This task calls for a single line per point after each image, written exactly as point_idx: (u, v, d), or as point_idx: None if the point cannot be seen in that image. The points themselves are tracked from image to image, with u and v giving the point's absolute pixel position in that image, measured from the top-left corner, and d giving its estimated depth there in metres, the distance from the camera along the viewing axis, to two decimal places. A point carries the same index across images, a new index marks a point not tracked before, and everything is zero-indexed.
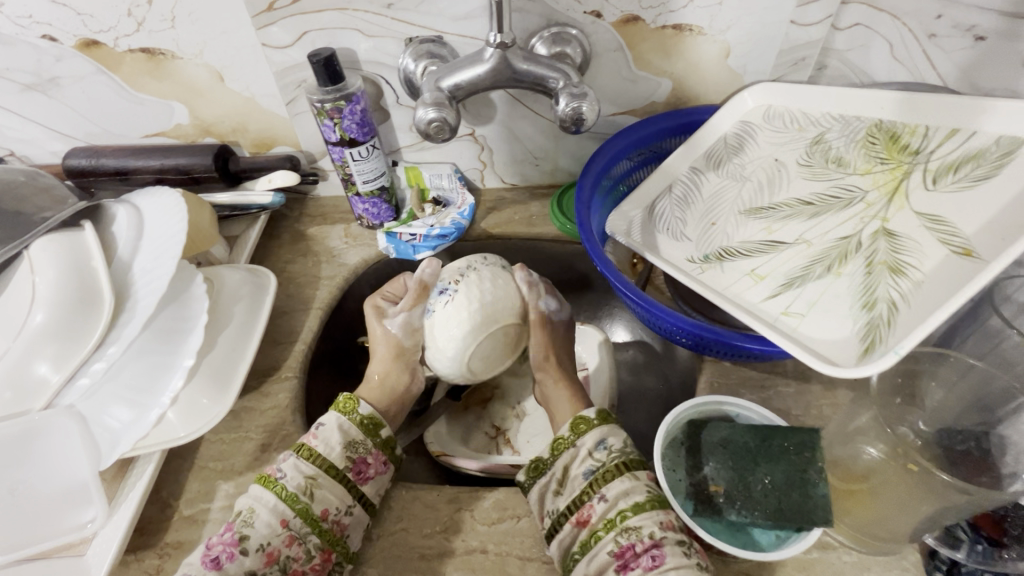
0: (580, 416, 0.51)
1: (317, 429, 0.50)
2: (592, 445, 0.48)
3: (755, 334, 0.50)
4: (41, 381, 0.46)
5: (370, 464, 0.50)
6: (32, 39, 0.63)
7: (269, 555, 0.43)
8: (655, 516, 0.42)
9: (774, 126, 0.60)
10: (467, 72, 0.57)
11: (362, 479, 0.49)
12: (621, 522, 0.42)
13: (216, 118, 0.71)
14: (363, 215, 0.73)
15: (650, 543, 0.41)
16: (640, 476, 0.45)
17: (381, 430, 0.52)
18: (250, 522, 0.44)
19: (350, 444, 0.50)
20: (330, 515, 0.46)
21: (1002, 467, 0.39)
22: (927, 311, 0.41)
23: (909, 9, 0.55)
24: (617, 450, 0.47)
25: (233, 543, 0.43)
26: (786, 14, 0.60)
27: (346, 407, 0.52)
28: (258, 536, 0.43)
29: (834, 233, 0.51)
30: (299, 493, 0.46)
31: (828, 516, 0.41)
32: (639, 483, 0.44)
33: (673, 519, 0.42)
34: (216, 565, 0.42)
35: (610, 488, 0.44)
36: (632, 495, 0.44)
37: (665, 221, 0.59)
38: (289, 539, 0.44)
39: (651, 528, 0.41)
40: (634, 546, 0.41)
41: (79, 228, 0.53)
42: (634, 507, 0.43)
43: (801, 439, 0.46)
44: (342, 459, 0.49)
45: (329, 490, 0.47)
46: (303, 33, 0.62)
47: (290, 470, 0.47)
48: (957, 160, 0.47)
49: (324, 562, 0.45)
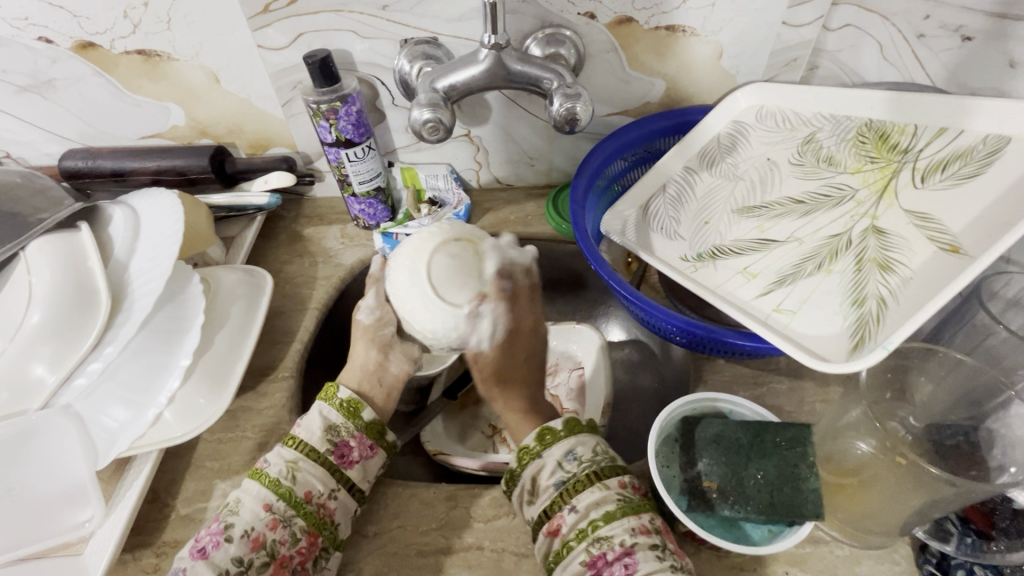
0: (547, 425, 0.48)
1: (300, 419, 0.50)
2: (561, 456, 0.46)
3: (747, 331, 0.50)
4: (38, 382, 0.47)
5: (353, 447, 0.49)
6: (28, 40, 0.63)
7: (253, 541, 0.43)
8: (626, 523, 0.42)
9: (766, 126, 0.61)
10: (462, 73, 0.57)
11: (346, 463, 0.48)
12: (593, 532, 0.41)
13: (212, 119, 0.72)
14: (359, 215, 0.74)
15: (622, 551, 0.40)
16: (611, 485, 0.44)
17: (362, 412, 0.50)
18: (236, 510, 0.44)
19: (330, 428, 0.49)
20: (314, 497, 0.46)
21: (990, 460, 0.40)
22: (915, 307, 0.42)
23: (899, 10, 0.56)
24: (586, 459, 0.45)
25: (219, 532, 0.43)
26: (778, 15, 0.60)
27: (328, 393, 0.51)
28: (243, 523, 0.43)
29: (825, 231, 0.51)
30: (281, 477, 0.46)
31: (819, 509, 0.42)
32: (610, 492, 0.43)
33: (645, 523, 0.42)
34: (202, 553, 0.42)
35: (581, 498, 0.43)
36: (603, 504, 0.43)
37: (659, 220, 0.60)
38: (273, 522, 0.44)
39: (622, 537, 0.41)
40: (606, 555, 0.40)
41: (76, 228, 0.53)
42: (605, 516, 0.42)
43: (792, 435, 0.47)
44: (323, 443, 0.48)
45: (312, 473, 0.47)
46: (299, 34, 0.62)
47: (273, 458, 0.47)
48: (946, 158, 0.48)
49: (310, 546, 0.44)
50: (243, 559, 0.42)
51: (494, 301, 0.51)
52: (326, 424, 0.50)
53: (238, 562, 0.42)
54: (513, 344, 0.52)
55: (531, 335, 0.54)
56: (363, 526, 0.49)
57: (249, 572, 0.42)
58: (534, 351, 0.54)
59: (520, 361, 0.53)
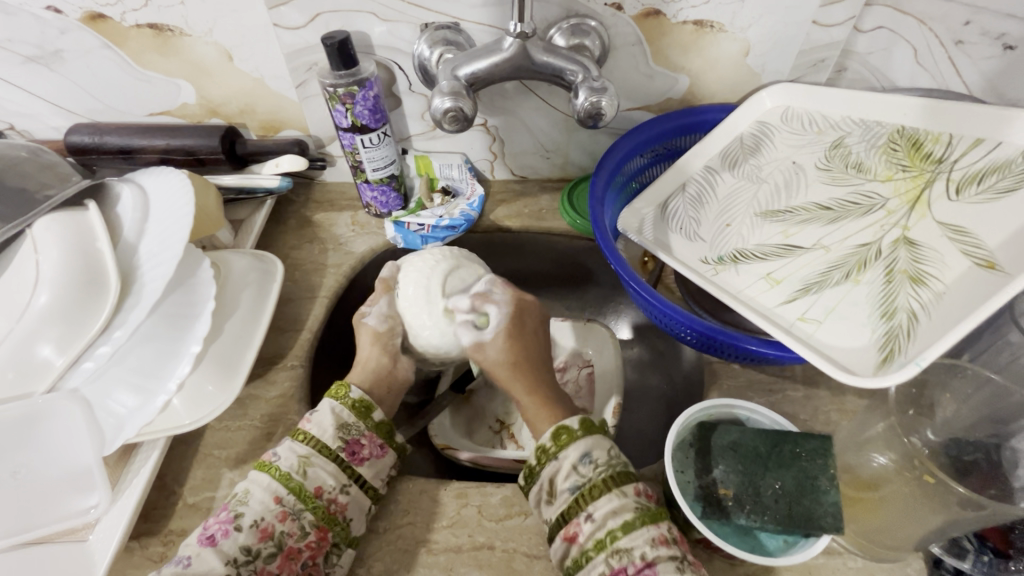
0: (562, 424, 0.48)
1: (310, 414, 0.49)
2: (576, 460, 0.45)
3: (770, 338, 0.49)
4: (44, 364, 0.45)
5: (364, 444, 0.49)
6: (36, 10, 0.61)
7: (263, 531, 0.42)
8: (647, 534, 0.41)
9: (792, 128, 0.60)
10: (484, 61, 0.55)
11: (357, 460, 0.48)
12: (612, 543, 0.41)
13: (223, 98, 0.70)
14: (371, 202, 0.72)
15: (643, 563, 0.40)
16: (628, 493, 0.43)
17: (373, 413, 0.50)
18: (245, 501, 0.44)
19: (343, 426, 0.49)
20: (324, 492, 0.45)
21: (1014, 480, 0.38)
22: (946, 326, 0.41)
23: (936, 14, 0.54)
24: (601, 463, 0.45)
25: (229, 521, 0.42)
26: (809, 14, 0.59)
27: (339, 392, 0.51)
28: (252, 513, 0.43)
29: (854, 239, 0.50)
30: (292, 471, 0.45)
31: (838, 524, 0.41)
32: (627, 500, 0.43)
33: (664, 533, 0.41)
34: (212, 541, 0.41)
35: (597, 507, 0.43)
36: (621, 513, 0.42)
37: (679, 220, 0.59)
38: (282, 514, 0.43)
39: (642, 549, 0.40)
40: (626, 568, 0.40)
41: (84, 207, 0.52)
42: (625, 526, 0.42)
43: (812, 446, 0.46)
44: (335, 440, 0.47)
45: (323, 468, 0.46)
46: (317, 15, 0.61)
47: (285, 452, 0.47)
48: (983, 169, 0.47)
49: (320, 540, 0.44)
50: (251, 549, 0.41)
51: (485, 299, 0.54)
52: (329, 413, 0.49)
53: (246, 552, 0.41)
54: (518, 328, 0.54)
55: (536, 313, 0.57)
56: (374, 522, 0.49)
57: (256, 562, 0.41)
58: (526, 325, 0.55)
59: (530, 340, 0.55)
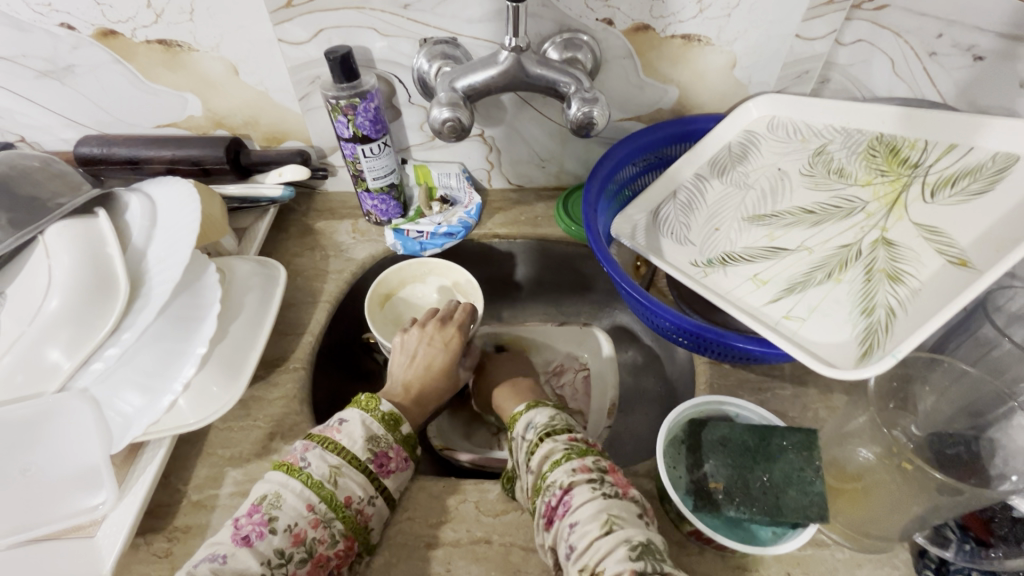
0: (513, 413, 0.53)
1: (340, 424, 0.50)
2: (523, 431, 0.50)
3: (756, 338, 0.51)
4: (52, 367, 0.46)
5: (391, 457, 0.50)
6: (50, 26, 0.63)
7: (295, 536, 0.43)
8: (568, 466, 0.44)
9: (777, 136, 0.62)
10: (481, 74, 0.58)
11: (384, 472, 0.49)
12: (543, 482, 0.45)
13: (228, 111, 0.72)
14: (372, 210, 0.74)
15: (561, 491, 0.43)
16: (560, 439, 0.47)
17: (401, 427, 0.52)
18: (277, 504, 0.44)
19: (371, 438, 0.49)
20: (354, 502, 0.46)
21: (991, 468, 0.41)
22: (922, 321, 0.43)
23: (912, 27, 0.57)
24: (541, 424, 0.49)
25: (263, 522, 0.43)
26: (792, 28, 0.61)
27: (368, 405, 0.52)
28: (286, 517, 0.43)
29: (836, 241, 0.52)
30: (324, 480, 0.46)
31: (824, 513, 0.43)
32: (557, 444, 0.46)
33: (587, 463, 0.44)
34: (247, 541, 0.42)
35: (533, 457, 0.47)
36: (550, 455, 0.46)
37: (669, 225, 0.61)
38: (314, 521, 0.44)
39: (561, 478, 0.44)
40: (551, 500, 0.43)
41: (93, 215, 0.54)
42: (551, 464, 0.45)
43: (799, 439, 0.47)
44: (364, 451, 0.48)
45: (352, 478, 0.47)
46: (320, 29, 0.63)
47: (315, 459, 0.47)
48: (955, 174, 0.49)
49: (347, 549, 0.45)
50: (285, 552, 0.42)
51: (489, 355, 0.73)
52: (359, 425, 0.50)
53: (280, 554, 0.42)
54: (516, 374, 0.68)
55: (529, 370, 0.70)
56: None
57: (288, 566, 0.42)
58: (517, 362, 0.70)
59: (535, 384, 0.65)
